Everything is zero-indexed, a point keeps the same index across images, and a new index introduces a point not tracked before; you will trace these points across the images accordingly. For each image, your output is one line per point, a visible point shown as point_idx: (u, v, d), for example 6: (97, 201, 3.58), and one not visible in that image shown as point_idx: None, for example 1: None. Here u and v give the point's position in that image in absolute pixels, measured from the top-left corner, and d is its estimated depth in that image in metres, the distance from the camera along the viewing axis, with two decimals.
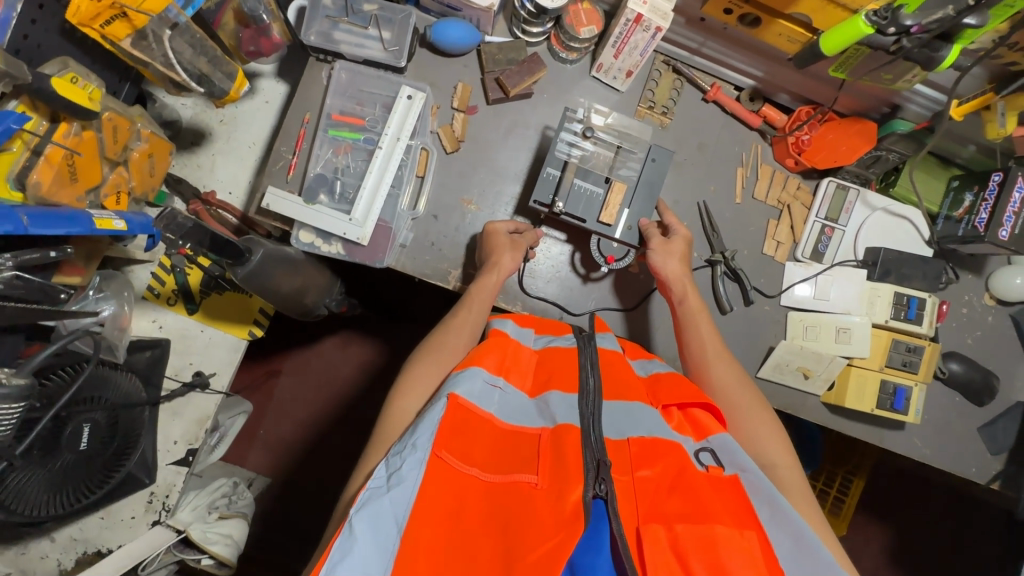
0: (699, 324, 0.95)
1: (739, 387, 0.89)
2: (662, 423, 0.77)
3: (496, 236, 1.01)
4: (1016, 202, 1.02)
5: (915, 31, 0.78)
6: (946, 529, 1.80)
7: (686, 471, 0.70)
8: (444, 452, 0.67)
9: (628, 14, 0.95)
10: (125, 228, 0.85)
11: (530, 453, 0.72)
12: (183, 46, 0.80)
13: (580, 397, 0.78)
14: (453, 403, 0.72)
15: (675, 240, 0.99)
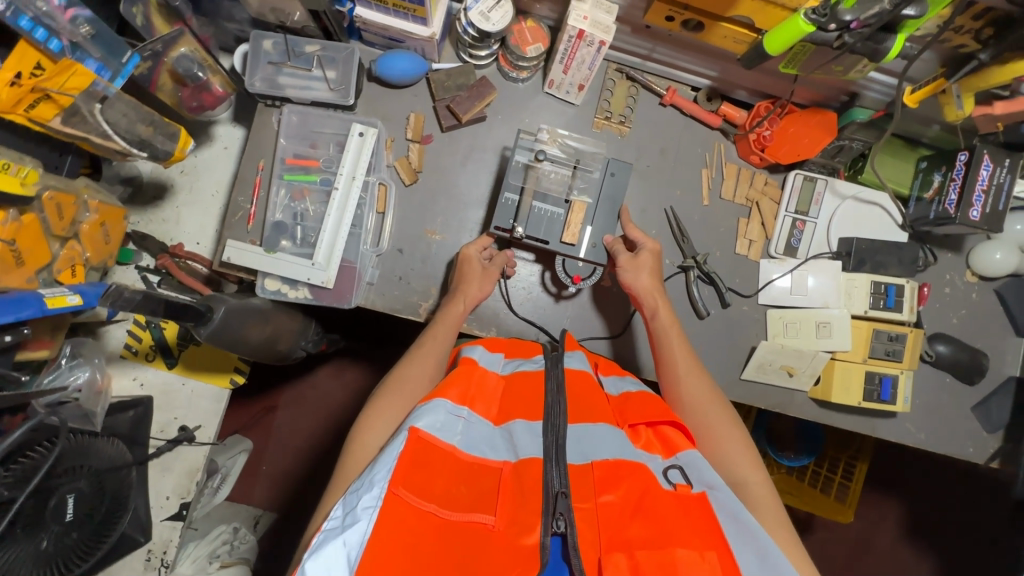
0: (671, 339, 0.93)
1: (710, 402, 0.86)
2: (627, 443, 0.76)
3: (463, 261, 1.01)
4: (984, 180, 0.99)
5: (855, 26, 0.76)
6: (958, 501, 1.78)
7: (649, 495, 0.69)
8: (402, 489, 0.66)
9: (570, 31, 0.94)
10: (81, 302, 0.82)
11: (491, 487, 0.71)
12: (117, 117, 0.82)
13: (544, 425, 0.77)
14: (413, 436, 0.71)
15: (642, 254, 0.98)
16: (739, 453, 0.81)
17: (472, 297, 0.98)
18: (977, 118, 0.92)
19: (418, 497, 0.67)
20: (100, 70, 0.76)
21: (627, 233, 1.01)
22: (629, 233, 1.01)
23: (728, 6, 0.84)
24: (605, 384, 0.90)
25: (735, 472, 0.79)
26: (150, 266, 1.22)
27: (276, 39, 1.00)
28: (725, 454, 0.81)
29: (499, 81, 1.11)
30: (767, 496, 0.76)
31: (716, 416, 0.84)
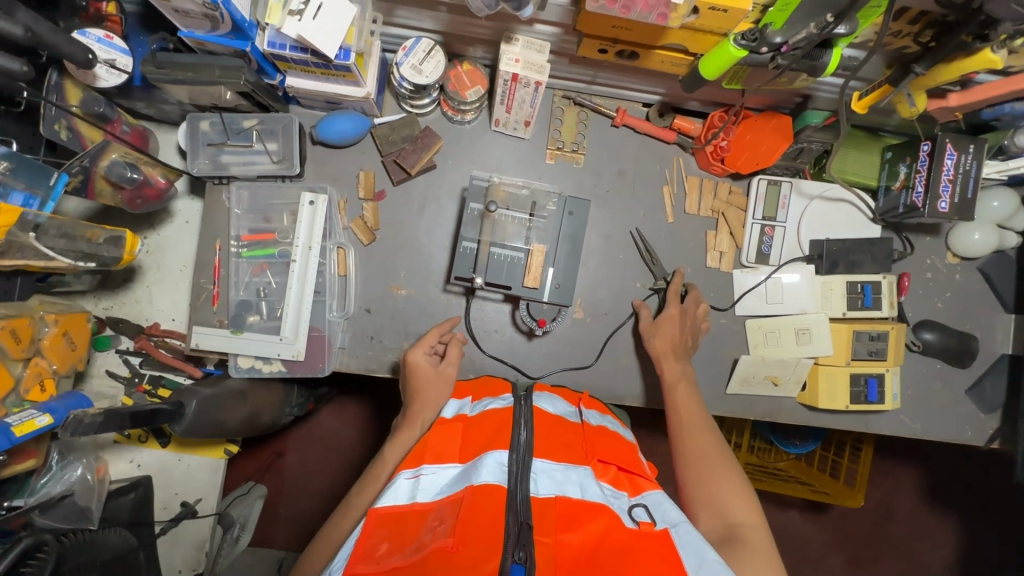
0: (680, 395, 0.95)
1: (713, 448, 0.85)
2: (592, 480, 0.72)
3: (419, 366, 0.95)
4: (950, 168, 0.96)
5: (786, 49, 0.74)
6: None
7: (612, 534, 0.64)
8: (358, 566, 0.60)
9: (505, 75, 0.90)
10: (51, 420, 0.82)
11: (449, 518, 0.63)
12: (54, 241, 0.80)
13: (511, 456, 0.69)
14: (371, 517, 0.66)
15: (659, 320, 1.03)
16: (737, 498, 0.78)
17: (433, 402, 0.91)
18: (933, 111, 0.88)
19: (376, 558, 0.60)
20: (28, 201, 0.77)
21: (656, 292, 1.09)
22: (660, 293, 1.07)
23: (658, 36, 0.81)
24: (586, 416, 0.89)
25: (732, 514, 0.76)
26: (130, 348, 1.18)
27: (213, 119, 1.00)
28: (725, 496, 0.78)
29: (445, 126, 1.09)
30: (764, 542, 0.73)
31: (720, 461, 0.83)
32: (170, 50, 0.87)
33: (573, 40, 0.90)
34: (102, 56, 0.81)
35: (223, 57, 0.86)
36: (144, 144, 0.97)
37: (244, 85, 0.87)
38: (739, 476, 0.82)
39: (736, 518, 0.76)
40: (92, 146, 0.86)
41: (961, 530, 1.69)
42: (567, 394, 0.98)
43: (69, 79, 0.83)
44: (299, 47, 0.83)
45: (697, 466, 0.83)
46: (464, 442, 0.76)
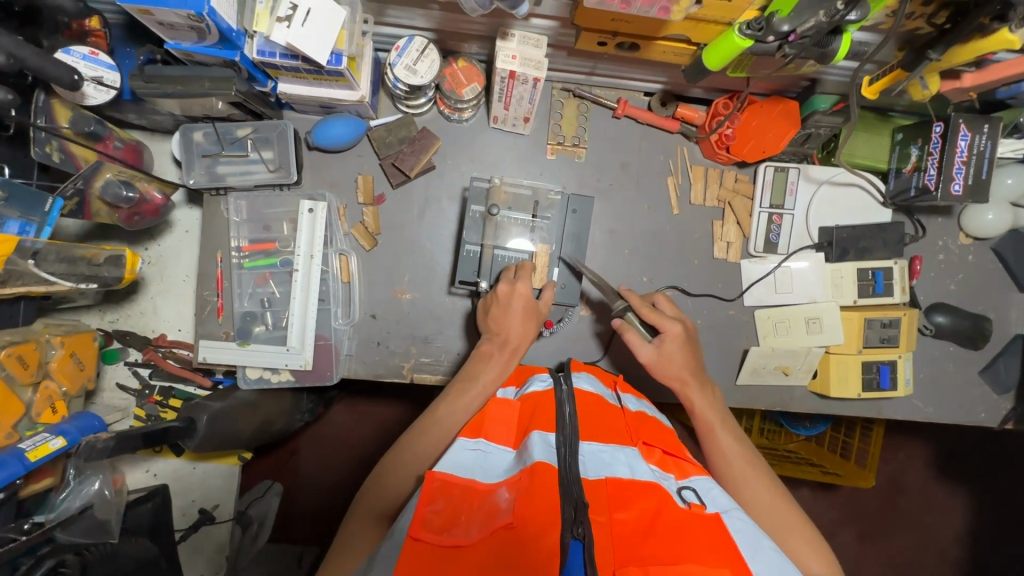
0: (720, 438, 0.86)
1: (772, 497, 0.79)
2: (639, 462, 0.68)
3: (510, 302, 0.91)
4: (963, 150, 0.93)
5: (793, 38, 0.70)
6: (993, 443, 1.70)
7: (665, 511, 0.60)
8: (424, 532, 0.56)
9: (502, 73, 0.88)
10: (64, 443, 0.83)
11: (511, 495, 0.61)
12: (55, 265, 0.80)
13: (560, 435, 0.67)
14: (430, 479, 0.62)
15: (664, 346, 0.90)
16: (811, 552, 0.73)
17: (517, 343, 0.90)
18: (946, 92, 0.85)
19: (442, 529, 0.57)
20: (24, 227, 0.76)
21: (643, 315, 0.92)
22: (645, 316, 0.92)
23: (659, 28, 0.78)
24: (624, 400, 0.86)
25: (808, 569, 0.72)
26: (139, 360, 1.18)
27: (206, 130, 0.99)
28: (799, 552, 0.73)
29: (443, 125, 1.07)
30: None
31: (782, 513, 0.77)
32: (157, 63, 0.85)
33: (570, 33, 0.87)
34: (88, 73, 0.79)
35: (212, 67, 0.83)
36: (139, 159, 0.97)
37: (235, 95, 0.84)
38: (807, 525, 0.76)
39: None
40: (85, 166, 0.85)
41: (972, 502, 1.69)
42: (603, 376, 0.94)
43: (56, 98, 0.80)
44: (289, 53, 0.81)
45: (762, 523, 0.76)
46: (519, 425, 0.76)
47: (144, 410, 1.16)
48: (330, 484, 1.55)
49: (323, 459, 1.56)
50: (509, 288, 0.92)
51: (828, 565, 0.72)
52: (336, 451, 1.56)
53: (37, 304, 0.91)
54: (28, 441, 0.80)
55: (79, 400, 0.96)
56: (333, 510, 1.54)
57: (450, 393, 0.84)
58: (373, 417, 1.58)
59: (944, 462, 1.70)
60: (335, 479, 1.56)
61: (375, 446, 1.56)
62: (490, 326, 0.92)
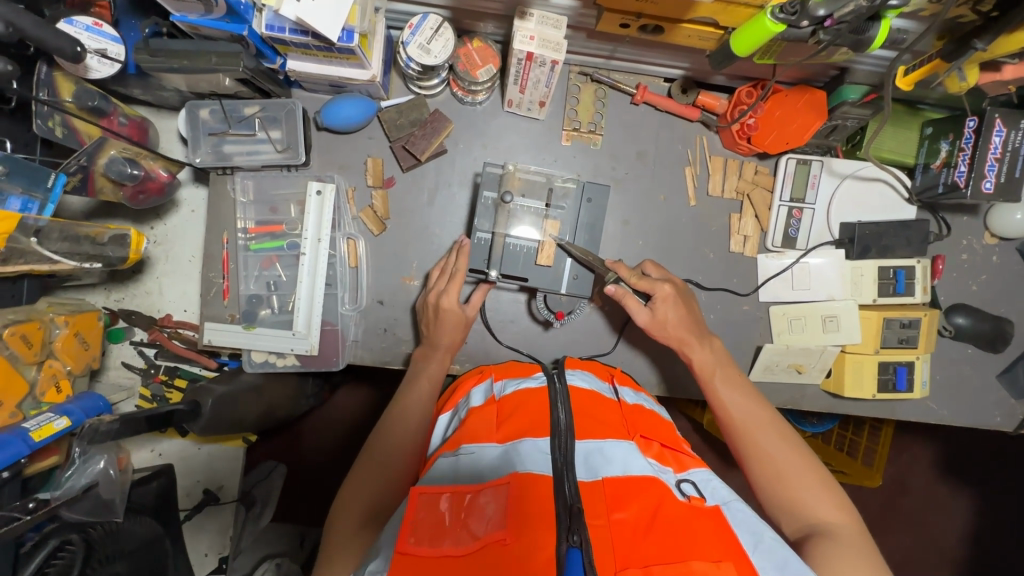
0: (719, 388, 0.85)
1: (777, 444, 0.77)
2: (636, 453, 0.64)
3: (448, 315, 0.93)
4: (997, 146, 0.90)
5: (829, 23, 0.66)
6: (1008, 448, 1.66)
7: (665, 506, 0.58)
8: (410, 545, 0.55)
9: (519, 54, 0.84)
10: (69, 424, 0.84)
11: (497, 505, 0.58)
12: (57, 244, 0.81)
13: (553, 441, 0.64)
14: (414, 496, 0.60)
15: (657, 308, 0.89)
16: (821, 496, 0.72)
17: (451, 343, 0.94)
18: (985, 84, 0.80)
19: (427, 541, 0.56)
20: (26, 204, 0.77)
21: (633, 283, 0.91)
22: (636, 283, 0.91)
23: (687, 10, 0.75)
24: (621, 393, 0.82)
25: (816, 513, 0.71)
26: (144, 339, 1.15)
27: (212, 107, 0.96)
28: (808, 497, 0.72)
29: (455, 107, 1.04)
30: (861, 540, 0.68)
31: (789, 459, 0.76)
32: (163, 36, 0.83)
33: (592, 13, 0.84)
34: (92, 46, 0.78)
35: (218, 42, 0.81)
36: (144, 136, 0.96)
37: (243, 71, 0.82)
38: (816, 469, 0.75)
39: (823, 518, 0.70)
40: (89, 143, 0.84)
41: (976, 502, 1.67)
42: (599, 369, 0.90)
43: (60, 71, 0.79)
44: (300, 29, 0.78)
45: (769, 470, 0.76)
46: (502, 421, 0.69)
47: (149, 390, 1.15)
48: (331, 468, 1.54)
49: (324, 444, 1.55)
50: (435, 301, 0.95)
51: (842, 509, 0.71)
52: (337, 436, 1.55)
53: (40, 282, 0.93)
54: (33, 421, 0.80)
55: (85, 379, 0.96)
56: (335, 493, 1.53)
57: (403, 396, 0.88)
58: (378, 401, 1.56)
59: (950, 461, 1.68)
60: (337, 461, 1.54)
61: None
62: (433, 337, 0.94)
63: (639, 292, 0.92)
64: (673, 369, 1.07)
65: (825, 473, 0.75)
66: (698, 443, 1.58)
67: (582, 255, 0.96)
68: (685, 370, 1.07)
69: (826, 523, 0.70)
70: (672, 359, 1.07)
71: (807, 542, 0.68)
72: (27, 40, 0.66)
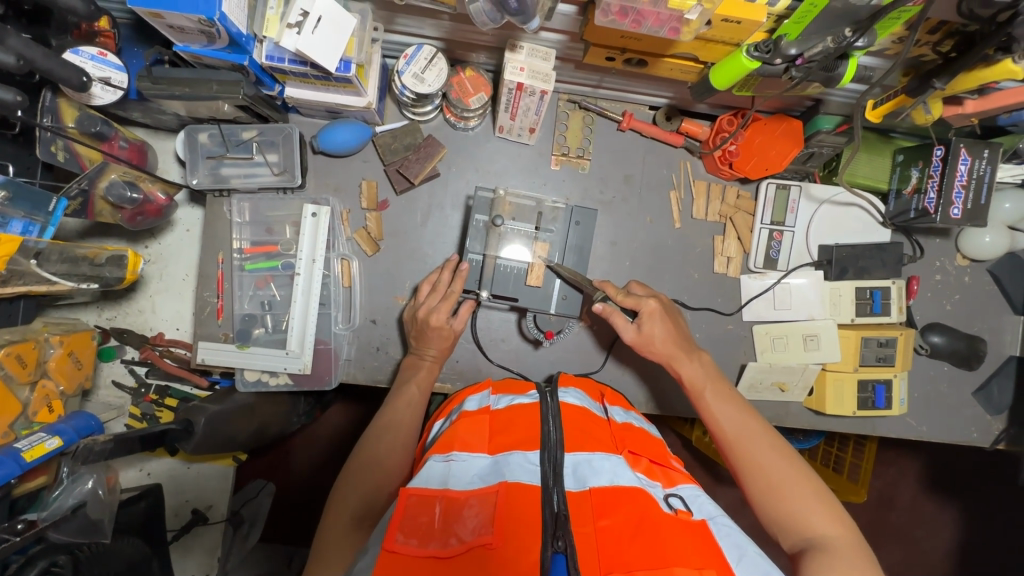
0: (710, 402, 0.87)
1: (770, 457, 0.78)
2: (624, 466, 0.66)
3: (437, 330, 0.95)
4: (963, 174, 0.94)
5: (801, 61, 0.71)
6: (992, 464, 1.69)
7: (650, 515, 0.59)
8: (398, 543, 0.57)
9: (510, 84, 0.88)
10: (60, 444, 0.83)
11: (483, 514, 0.59)
12: (57, 265, 0.83)
13: (544, 453, 0.66)
14: (405, 494, 0.61)
15: (643, 324, 0.92)
16: (816, 509, 0.73)
17: (437, 356, 0.97)
18: (949, 117, 0.85)
19: (415, 542, 0.57)
20: (28, 228, 0.78)
21: (620, 301, 0.94)
22: (622, 301, 0.94)
23: (668, 47, 0.79)
24: (612, 413, 0.83)
25: (811, 526, 0.72)
26: (136, 358, 1.16)
27: (211, 131, 0.99)
28: (802, 510, 0.73)
29: (448, 133, 1.07)
30: (856, 552, 0.68)
31: (782, 472, 0.77)
32: (165, 64, 0.86)
33: (579, 47, 0.88)
34: (96, 75, 0.81)
35: (221, 71, 0.84)
36: (142, 159, 0.98)
37: (243, 99, 0.85)
38: (809, 480, 0.76)
39: (818, 531, 0.71)
40: (90, 167, 0.86)
41: (960, 517, 1.70)
42: (590, 389, 0.92)
43: (63, 98, 0.82)
44: (298, 60, 0.82)
45: (763, 483, 0.77)
46: (494, 434, 0.71)
47: (139, 409, 1.15)
48: (321, 487, 1.53)
49: (314, 463, 1.54)
50: (426, 315, 0.96)
51: (835, 522, 0.72)
52: (328, 455, 1.55)
53: (37, 302, 0.94)
54: (25, 441, 0.80)
55: (76, 399, 0.97)
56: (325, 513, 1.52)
57: (393, 400, 0.90)
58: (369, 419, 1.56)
59: (934, 476, 1.71)
60: (327, 480, 1.54)
61: None
62: (421, 347, 0.97)
63: (626, 310, 0.95)
64: (660, 386, 1.09)
65: (819, 484, 0.76)
66: (688, 461, 1.60)
67: (570, 275, 0.98)
68: (672, 388, 1.09)
69: (820, 535, 0.71)
70: (659, 377, 1.09)
71: (802, 556, 0.69)
72: (36, 70, 0.69)
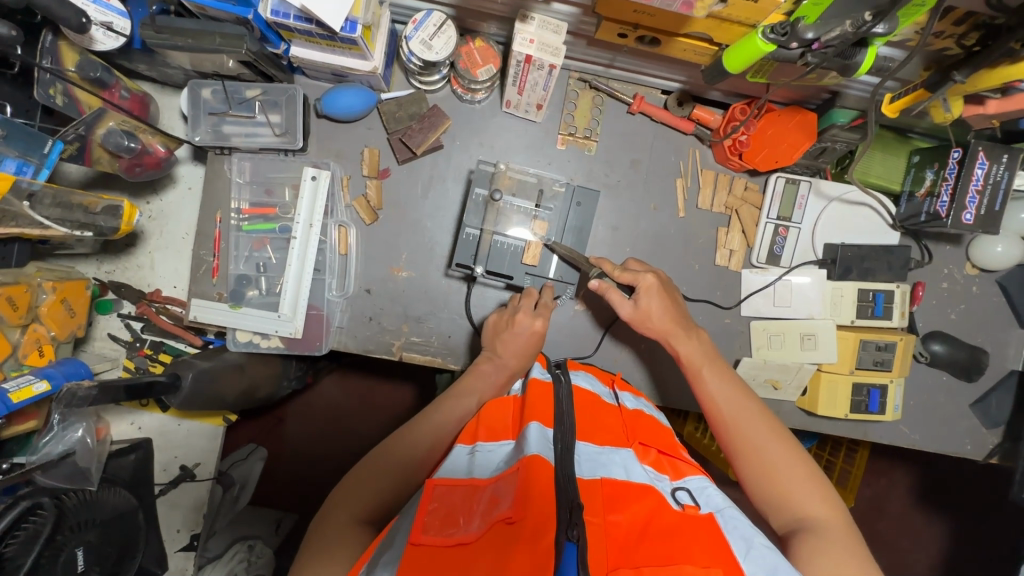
0: (707, 380, 0.85)
1: (766, 437, 0.78)
2: (634, 462, 0.66)
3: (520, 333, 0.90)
4: (980, 178, 0.92)
5: (817, 46, 0.68)
6: (987, 482, 1.66)
7: (658, 517, 0.59)
8: (424, 536, 0.54)
9: (518, 56, 0.85)
10: (48, 388, 0.85)
11: (506, 490, 0.58)
12: (50, 210, 0.83)
13: (557, 432, 0.65)
14: (431, 487, 0.60)
15: (640, 300, 0.90)
16: (809, 490, 0.73)
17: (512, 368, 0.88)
18: (969, 117, 0.82)
19: (440, 528, 0.55)
20: (22, 167, 0.78)
21: (616, 276, 0.93)
22: (619, 277, 0.92)
23: (682, 25, 0.76)
24: (622, 398, 0.82)
25: (803, 507, 0.72)
26: (132, 313, 1.16)
27: (214, 87, 0.97)
28: (796, 491, 0.73)
29: (454, 104, 1.05)
30: (847, 535, 0.68)
31: (777, 453, 0.76)
32: (170, 14, 0.85)
33: (591, 21, 0.86)
34: (97, 18, 0.79)
35: (224, 23, 0.82)
36: (144, 111, 0.99)
37: (247, 54, 0.83)
38: (804, 463, 0.75)
39: (810, 512, 0.71)
40: (89, 113, 0.86)
41: (947, 531, 1.68)
42: (601, 374, 0.91)
43: (65, 41, 0.81)
44: (303, 17, 0.80)
45: (757, 462, 0.76)
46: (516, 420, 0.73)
47: (133, 362, 1.14)
48: (310, 454, 1.55)
49: (305, 430, 1.55)
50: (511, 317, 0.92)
51: (828, 504, 0.72)
52: (319, 423, 1.56)
53: (31, 247, 0.95)
54: (13, 383, 0.81)
55: (68, 345, 0.98)
56: (312, 480, 1.53)
57: (444, 404, 0.81)
58: (361, 391, 1.57)
59: (924, 488, 1.69)
60: (316, 448, 1.55)
61: (358, 421, 1.56)
62: (495, 347, 0.90)
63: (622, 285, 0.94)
64: (651, 375, 1.09)
65: (814, 468, 0.76)
66: None
67: (567, 254, 0.97)
68: (663, 378, 1.08)
69: (812, 516, 0.71)
70: (650, 365, 1.09)
71: (792, 536, 0.69)
72: (34, 7, 0.68)
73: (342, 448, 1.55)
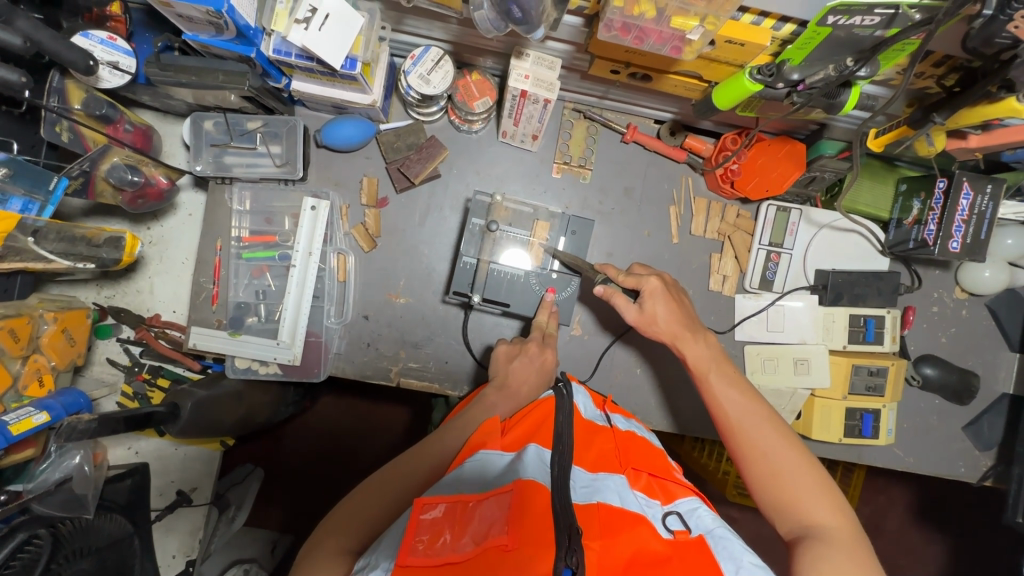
0: (714, 387, 0.84)
1: (775, 443, 0.77)
2: (625, 487, 0.66)
3: (527, 361, 0.90)
4: (965, 208, 0.94)
5: (802, 87, 0.72)
6: (984, 501, 1.66)
7: (649, 546, 0.59)
8: (411, 557, 0.54)
9: (513, 91, 0.88)
10: (48, 418, 0.85)
11: (498, 512, 0.58)
12: (54, 244, 0.85)
13: (555, 454, 0.66)
14: (420, 506, 0.59)
15: (646, 304, 0.90)
16: (818, 498, 0.72)
17: (517, 386, 0.86)
18: (953, 150, 0.84)
19: (430, 547, 0.55)
20: (27, 205, 0.82)
21: (621, 281, 0.93)
22: (623, 282, 0.93)
23: (671, 64, 0.79)
24: (614, 420, 0.82)
25: (812, 515, 0.71)
26: (131, 337, 1.16)
27: (216, 119, 1.01)
28: (806, 499, 0.72)
29: (451, 134, 1.08)
30: (856, 544, 0.68)
31: (785, 458, 0.75)
32: (174, 50, 0.88)
33: (585, 58, 0.88)
34: (104, 58, 0.84)
35: (227, 61, 0.85)
36: (147, 144, 1.00)
37: (247, 90, 0.85)
38: (813, 469, 0.75)
39: (819, 522, 0.70)
40: (93, 148, 0.89)
41: (945, 549, 1.68)
42: (593, 395, 0.90)
43: (72, 80, 0.86)
44: (305, 55, 0.82)
45: (766, 468, 0.76)
46: (508, 431, 0.72)
47: (132, 387, 1.15)
48: (307, 476, 1.54)
49: (303, 452, 1.55)
50: (512, 349, 0.93)
51: (836, 512, 0.71)
52: (317, 445, 1.55)
53: (34, 278, 0.98)
54: (12, 415, 0.81)
55: (68, 374, 0.99)
56: (309, 502, 1.53)
57: (454, 426, 0.78)
58: (360, 413, 1.57)
59: (923, 507, 1.69)
60: (313, 470, 1.54)
61: (356, 442, 1.56)
62: (507, 375, 0.88)
63: (626, 289, 0.94)
64: (646, 398, 1.10)
65: (824, 475, 0.75)
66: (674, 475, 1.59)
67: (570, 261, 1.00)
68: (657, 401, 1.09)
69: (820, 524, 0.70)
70: (646, 389, 1.10)
71: (800, 544, 0.69)
72: (44, 52, 0.72)
73: (340, 470, 1.55)
